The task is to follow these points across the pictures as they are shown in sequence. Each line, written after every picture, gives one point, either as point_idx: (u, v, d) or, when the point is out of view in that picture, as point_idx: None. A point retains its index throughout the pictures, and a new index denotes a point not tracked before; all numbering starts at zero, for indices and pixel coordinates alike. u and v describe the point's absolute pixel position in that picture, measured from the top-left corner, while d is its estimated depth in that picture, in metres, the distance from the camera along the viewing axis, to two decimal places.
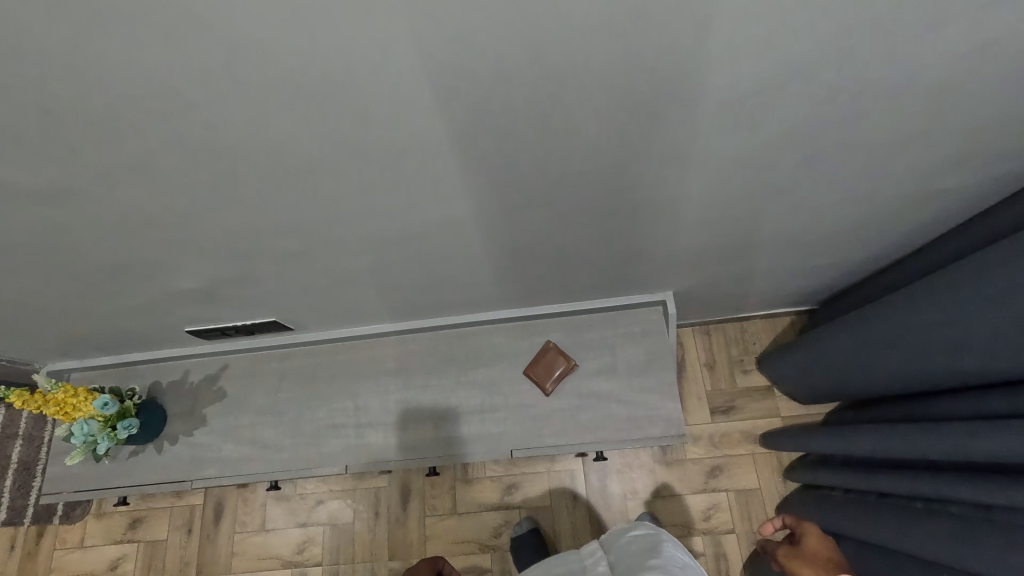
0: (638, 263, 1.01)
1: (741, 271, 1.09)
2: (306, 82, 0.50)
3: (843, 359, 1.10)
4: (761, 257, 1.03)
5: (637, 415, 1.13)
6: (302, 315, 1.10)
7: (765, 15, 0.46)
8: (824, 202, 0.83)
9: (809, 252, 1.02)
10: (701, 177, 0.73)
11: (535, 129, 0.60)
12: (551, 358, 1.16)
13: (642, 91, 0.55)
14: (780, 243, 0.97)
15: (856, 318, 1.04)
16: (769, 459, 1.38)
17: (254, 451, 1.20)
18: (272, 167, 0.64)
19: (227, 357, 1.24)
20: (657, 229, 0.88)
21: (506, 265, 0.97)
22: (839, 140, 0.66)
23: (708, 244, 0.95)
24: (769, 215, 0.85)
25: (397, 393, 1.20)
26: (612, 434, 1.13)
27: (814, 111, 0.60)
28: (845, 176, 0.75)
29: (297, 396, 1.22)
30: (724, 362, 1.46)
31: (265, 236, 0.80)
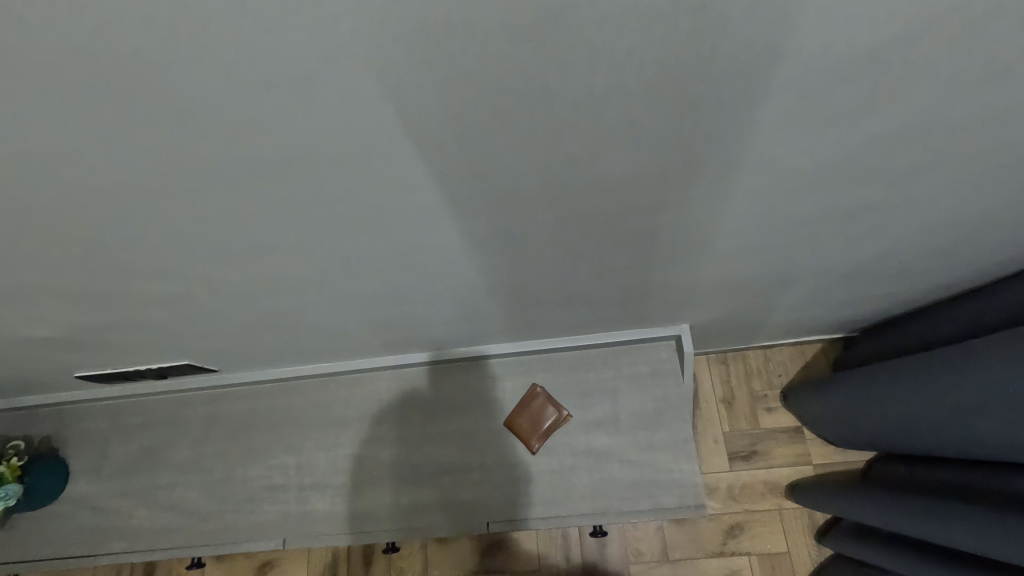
0: (647, 294, 0.78)
1: (774, 301, 0.87)
2: (53, 28, 0.28)
3: (900, 413, 0.88)
4: (805, 287, 0.80)
5: (645, 479, 0.91)
6: (223, 356, 0.87)
7: None
8: (907, 219, 0.60)
9: (865, 279, 0.80)
10: (744, 189, 0.50)
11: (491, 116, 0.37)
12: (539, 407, 0.94)
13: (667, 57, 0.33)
14: (831, 270, 0.74)
15: (923, 368, 0.81)
16: (799, 516, 1.16)
17: (173, 520, 0.97)
18: (72, 175, 0.40)
19: (145, 401, 1.02)
20: (676, 254, 0.66)
21: (475, 298, 0.75)
22: (955, 136, 0.44)
23: (741, 272, 0.72)
24: (826, 237, 0.63)
25: (349, 446, 0.98)
26: (614, 503, 0.91)
27: (943, 84, 0.37)
28: (945, 185, 0.53)
29: (228, 450, 1.00)
30: (745, 398, 1.24)
31: (130, 275, 0.57)
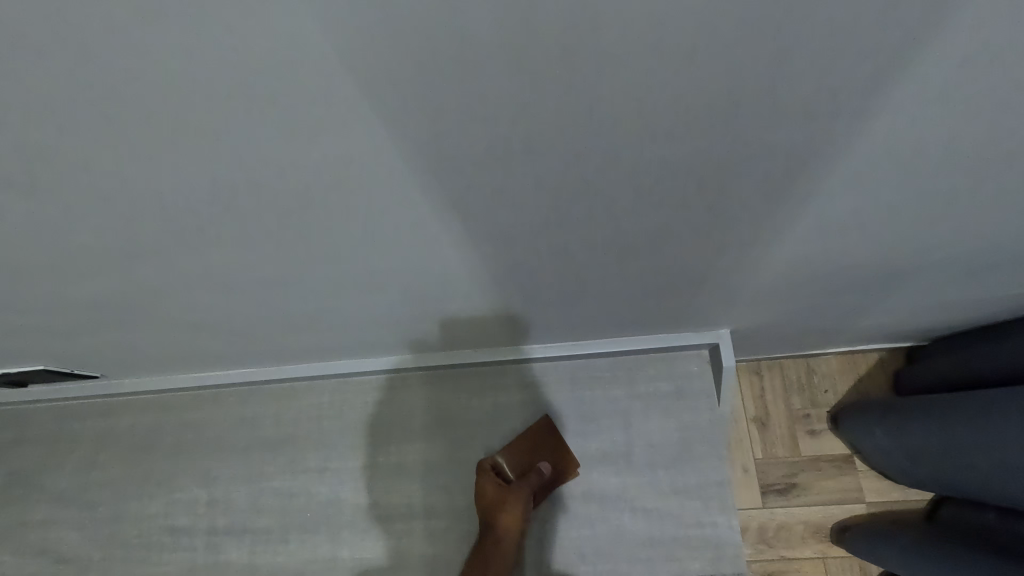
0: (680, 286, 0.55)
1: (847, 303, 0.64)
2: None
3: (988, 458, 0.66)
4: (903, 284, 0.57)
5: (665, 534, 0.68)
6: (97, 353, 0.64)
7: None
8: None
9: (989, 277, 0.56)
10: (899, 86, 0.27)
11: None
12: (540, 448, 0.71)
13: None
14: (952, 262, 0.51)
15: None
16: (848, 568, 0.94)
17: (41, 567, 0.74)
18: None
19: (17, 409, 0.80)
20: (739, 225, 0.42)
21: (434, 286, 0.51)
22: None
23: (829, 258, 0.49)
24: (977, 207, 0.40)
25: (277, 478, 0.75)
26: (622, 567, 0.68)
27: None
28: None
29: (121, 475, 0.77)
30: (783, 417, 1.01)
31: None
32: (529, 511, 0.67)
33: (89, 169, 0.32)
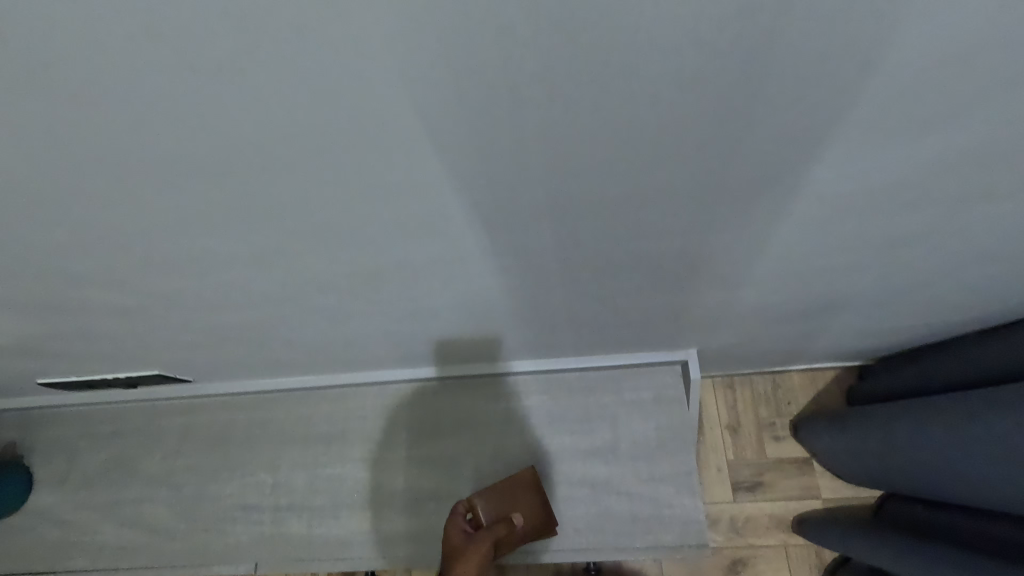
0: (652, 316, 0.73)
1: (787, 329, 0.81)
2: None
3: (912, 454, 0.82)
4: (824, 315, 0.74)
5: (645, 513, 0.85)
6: (197, 364, 0.82)
7: None
8: (943, 249, 0.54)
9: (889, 312, 0.74)
10: (764, 206, 0.44)
11: (506, 81, 0.30)
12: (517, 502, 0.82)
13: (659, 70, 0.30)
14: (854, 301, 0.69)
15: (940, 410, 0.77)
16: (807, 554, 1.10)
17: (137, 536, 0.91)
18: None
19: (116, 407, 0.97)
20: (686, 278, 0.60)
21: (468, 315, 0.69)
22: (1002, 160, 0.38)
23: (759, 298, 0.67)
24: (851, 267, 0.58)
25: (329, 466, 0.92)
26: (609, 538, 0.85)
27: (987, 103, 0.32)
28: (990, 218, 0.47)
29: (201, 463, 0.94)
30: (752, 425, 1.18)
31: (89, 276, 0.53)
32: (486, 558, 0.76)
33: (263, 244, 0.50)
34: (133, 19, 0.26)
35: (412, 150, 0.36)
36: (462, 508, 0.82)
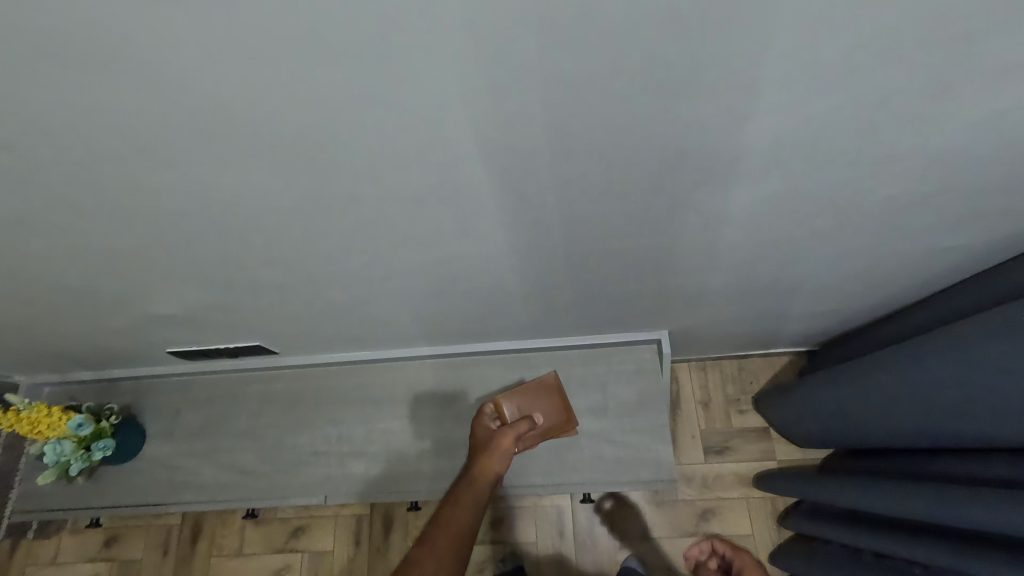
0: (630, 302, 0.99)
1: (735, 314, 1.07)
2: (275, 139, 0.49)
3: (841, 408, 1.07)
4: (759, 301, 1.00)
5: (628, 457, 1.12)
6: (287, 342, 1.07)
7: (759, 81, 0.43)
8: (824, 252, 0.80)
9: (808, 299, 1.00)
10: (692, 224, 0.71)
11: (539, 167, 0.56)
12: (536, 401, 1.07)
13: (624, 162, 0.55)
14: (777, 288, 0.95)
15: (853, 374, 1.02)
16: (764, 505, 1.34)
17: (233, 476, 1.17)
18: (227, 194, 0.59)
19: (208, 377, 1.21)
20: (651, 270, 0.86)
21: (496, 299, 0.95)
22: (830, 201, 0.64)
23: (706, 286, 0.93)
24: (763, 262, 0.84)
25: (381, 422, 1.17)
26: (599, 475, 1.12)
27: (808, 174, 0.58)
28: (842, 232, 0.73)
29: (279, 421, 1.19)
30: (720, 400, 1.43)
31: (246, 266, 0.79)
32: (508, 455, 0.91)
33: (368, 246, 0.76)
34: (355, 145, 0.51)
35: (479, 196, 0.61)
36: (490, 408, 1.05)
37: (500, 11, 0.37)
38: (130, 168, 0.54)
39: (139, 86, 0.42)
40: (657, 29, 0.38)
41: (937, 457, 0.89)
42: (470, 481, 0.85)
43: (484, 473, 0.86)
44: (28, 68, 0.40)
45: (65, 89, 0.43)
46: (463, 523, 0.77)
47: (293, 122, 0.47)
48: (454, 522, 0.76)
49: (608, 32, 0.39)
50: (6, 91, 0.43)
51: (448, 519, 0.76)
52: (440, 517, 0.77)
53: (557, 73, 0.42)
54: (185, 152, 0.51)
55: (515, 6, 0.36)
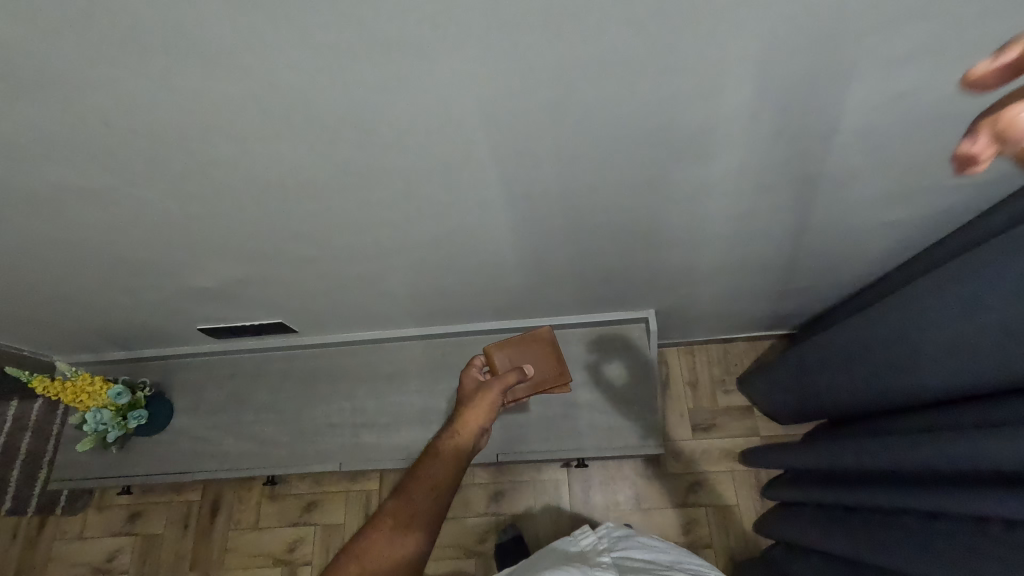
0: (612, 278, 1.13)
1: (707, 293, 1.21)
2: (315, 110, 0.64)
3: (810, 379, 1.18)
4: (726, 279, 1.14)
5: (615, 425, 1.29)
6: (308, 317, 1.22)
7: (677, 58, 0.58)
8: (772, 227, 0.95)
9: (768, 277, 1.14)
10: (655, 196, 0.86)
11: (522, 136, 0.71)
12: (527, 353, 1.06)
13: (588, 132, 0.70)
14: (740, 266, 1.08)
15: (816, 345, 1.14)
16: (747, 477, 1.45)
17: (253, 446, 1.33)
18: (281, 165, 0.75)
19: (236, 357, 1.37)
20: (628, 245, 1.01)
21: (496, 275, 1.09)
22: (762, 172, 0.79)
23: (677, 261, 1.07)
24: (724, 239, 0.98)
25: (397, 396, 1.32)
26: (593, 441, 1.28)
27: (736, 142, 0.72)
28: (783, 205, 0.88)
29: (298, 395, 1.35)
30: (707, 381, 1.54)
31: (282, 240, 0.94)
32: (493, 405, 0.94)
33: (387, 223, 0.91)
34: (374, 114, 0.66)
35: (477, 164, 0.76)
36: (480, 360, 1.06)
37: (500, 14, 0.52)
38: (212, 141, 0.69)
39: (236, 71, 0.58)
40: (613, 25, 0.54)
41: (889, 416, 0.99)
42: (451, 435, 0.87)
43: (466, 427, 0.88)
44: (159, 59, 0.56)
45: (181, 75, 0.58)
46: (441, 477, 0.80)
47: (327, 93, 0.62)
48: (433, 477, 0.80)
49: (576, 28, 0.54)
50: (136, 77, 0.59)
51: (427, 473, 0.80)
52: (419, 471, 0.81)
53: (525, 54, 0.57)
54: (247, 123, 0.66)
55: (512, 9, 0.52)
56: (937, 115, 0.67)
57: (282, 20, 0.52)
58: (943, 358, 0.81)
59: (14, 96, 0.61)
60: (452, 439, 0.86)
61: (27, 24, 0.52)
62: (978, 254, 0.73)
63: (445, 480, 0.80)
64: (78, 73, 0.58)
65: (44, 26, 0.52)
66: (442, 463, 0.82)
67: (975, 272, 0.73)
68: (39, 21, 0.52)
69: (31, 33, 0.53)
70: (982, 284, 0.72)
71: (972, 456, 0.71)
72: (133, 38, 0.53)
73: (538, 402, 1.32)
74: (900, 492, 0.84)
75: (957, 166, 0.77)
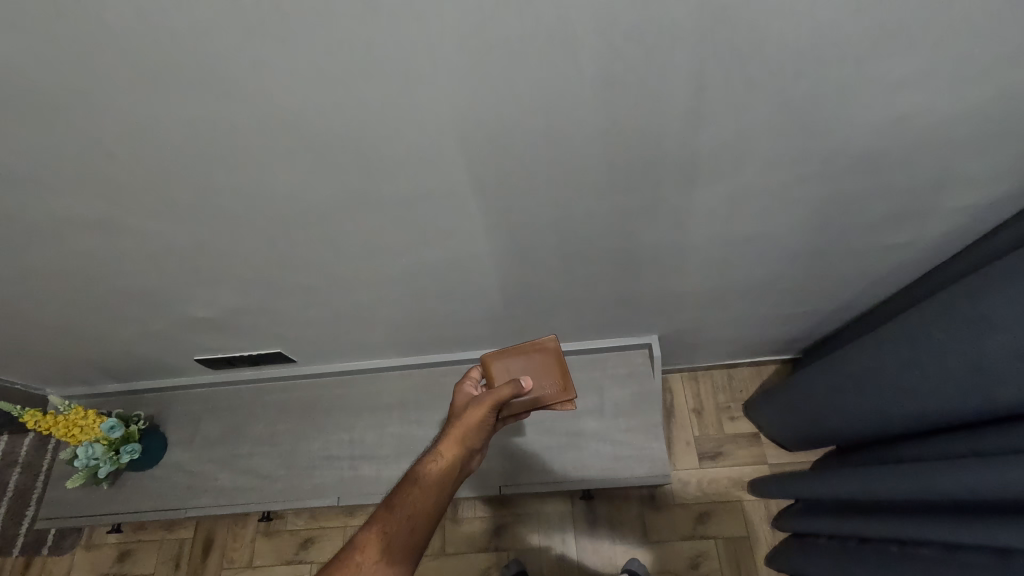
0: (615, 303, 1.13)
1: (710, 319, 1.21)
2: (318, 137, 0.65)
3: (818, 404, 1.15)
4: (728, 305, 1.14)
5: (621, 454, 1.26)
6: (307, 346, 1.20)
7: (678, 83, 0.59)
8: (773, 252, 0.95)
9: (770, 302, 1.13)
10: (657, 222, 0.86)
11: (524, 163, 0.71)
12: (527, 364, 1.00)
13: (590, 157, 0.71)
14: (743, 290, 1.08)
15: (821, 370, 1.13)
16: (757, 507, 1.41)
17: (249, 480, 1.29)
18: (285, 194, 0.75)
19: (233, 388, 1.35)
20: (629, 272, 1.01)
21: (498, 302, 1.09)
22: (763, 196, 0.79)
23: (679, 286, 1.06)
24: (726, 264, 0.98)
25: (397, 426, 1.29)
26: (598, 470, 1.25)
27: (735, 168, 0.73)
28: (784, 229, 0.88)
29: (297, 427, 1.32)
30: (712, 408, 1.52)
31: (282, 269, 0.93)
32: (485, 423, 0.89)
33: (388, 251, 0.90)
34: (377, 140, 0.66)
35: (478, 192, 0.76)
36: (478, 371, 1.01)
37: (503, 41, 0.54)
38: (213, 171, 0.70)
39: (244, 100, 0.59)
40: (615, 49, 0.55)
41: (903, 441, 0.97)
42: (435, 457, 0.83)
43: (450, 449, 0.83)
44: (168, 88, 0.57)
45: (185, 104, 0.59)
46: (418, 506, 0.77)
47: (330, 121, 0.62)
48: (409, 505, 0.77)
49: (579, 57, 0.56)
50: (143, 106, 0.59)
51: (404, 501, 0.78)
52: (396, 498, 0.78)
53: (528, 79, 0.58)
54: (251, 151, 0.67)
55: (513, 36, 0.53)
56: (936, 140, 0.68)
57: (291, 48, 0.53)
58: (952, 380, 0.80)
59: (17, 127, 0.61)
60: (434, 463, 0.82)
61: (32, 55, 0.53)
62: (984, 276, 0.73)
63: (422, 510, 0.77)
64: (87, 103, 0.59)
65: (48, 55, 0.53)
66: (421, 490, 0.79)
67: (982, 293, 0.73)
68: (43, 50, 0.52)
69: (34, 61, 0.53)
70: (989, 305, 0.71)
71: (986, 483, 0.70)
72: (143, 66, 0.54)
73: (542, 431, 1.30)
74: (914, 522, 0.82)
75: (957, 190, 0.77)
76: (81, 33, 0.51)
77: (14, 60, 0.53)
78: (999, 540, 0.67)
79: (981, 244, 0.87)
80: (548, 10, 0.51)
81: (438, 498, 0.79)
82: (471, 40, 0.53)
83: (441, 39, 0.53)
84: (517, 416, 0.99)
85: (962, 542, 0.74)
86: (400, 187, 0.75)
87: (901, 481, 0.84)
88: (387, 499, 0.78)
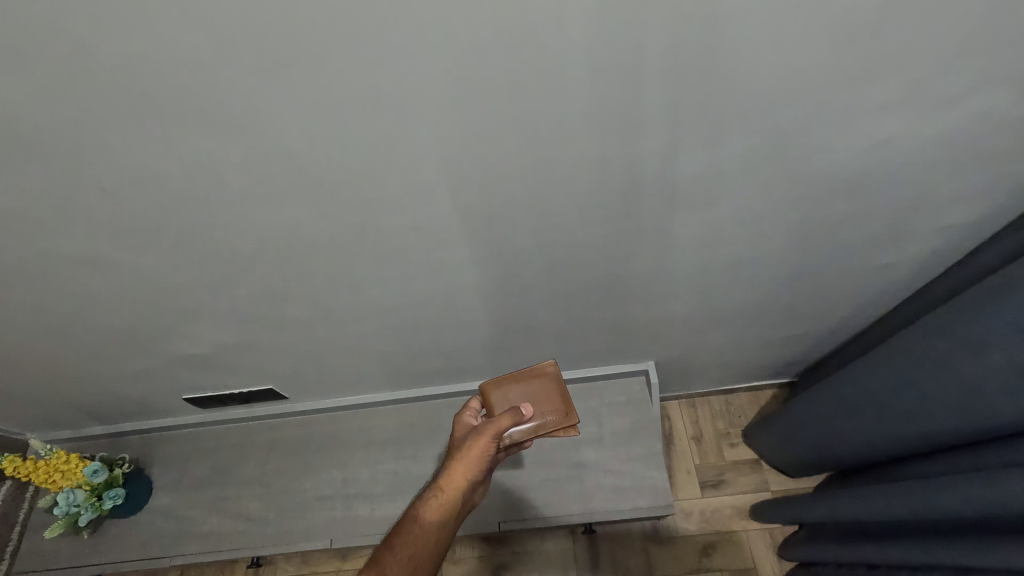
0: (610, 331, 1.13)
1: (705, 344, 1.21)
2: (309, 170, 0.65)
3: (817, 427, 1.15)
4: (722, 329, 1.14)
5: (621, 484, 1.23)
6: (299, 382, 1.18)
7: (660, 110, 0.61)
8: (764, 277, 0.96)
9: (764, 325, 1.14)
10: (651, 248, 0.87)
11: (517, 192, 0.72)
12: (529, 391, 0.98)
13: (583, 185, 0.72)
14: (736, 315, 1.09)
15: (818, 392, 1.12)
16: (762, 536, 1.38)
17: (238, 524, 1.24)
18: (277, 228, 0.75)
19: (223, 427, 1.32)
20: (625, 298, 1.01)
21: (494, 334, 1.08)
22: (753, 220, 0.81)
23: (675, 312, 1.07)
24: (721, 288, 0.99)
25: (392, 462, 1.26)
26: (600, 502, 1.22)
27: (722, 194, 0.74)
28: (773, 253, 0.89)
29: (288, 465, 1.28)
30: (712, 435, 1.50)
31: (275, 303, 0.93)
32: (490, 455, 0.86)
33: (383, 284, 0.90)
34: (367, 171, 0.66)
35: (472, 223, 0.77)
36: (478, 401, 0.99)
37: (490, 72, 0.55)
38: (205, 206, 0.70)
39: (240, 132, 0.60)
40: (600, 77, 0.57)
41: (906, 463, 0.96)
42: (436, 493, 0.81)
43: (451, 481, 0.81)
44: (162, 123, 0.58)
45: (177, 139, 0.60)
46: (419, 544, 0.75)
47: (320, 151, 0.63)
48: (410, 543, 0.75)
49: (568, 86, 0.57)
50: (138, 142, 0.60)
51: (403, 540, 0.75)
52: (397, 535, 0.76)
53: (516, 109, 0.60)
54: (242, 186, 0.67)
55: (497, 66, 0.54)
56: (919, 160, 0.70)
57: (284, 78, 0.54)
58: (950, 397, 0.80)
59: (8, 166, 0.61)
60: (436, 497, 0.80)
61: (26, 92, 0.53)
62: (972, 293, 0.74)
63: (423, 548, 0.75)
64: (80, 139, 0.59)
65: (43, 93, 0.54)
66: (421, 527, 0.77)
67: (972, 310, 0.74)
68: (39, 88, 0.53)
69: (28, 97, 0.54)
70: (979, 321, 0.73)
71: (993, 503, 0.69)
72: (140, 100, 0.55)
73: (540, 463, 1.27)
74: (924, 546, 0.80)
75: (942, 210, 0.80)
76: (78, 70, 0.52)
77: (6, 97, 0.54)
78: (1008, 561, 0.65)
79: (966, 264, 0.89)
80: (532, 40, 0.52)
81: (439, 535, 0.77)
82: (466, 69, 0.54)
83: (433, 69, 0.54)
84: (521, 445, 0.96)
85: (976, 565, 0.72)
86: (393, 218, 0.75)
87: (908, 505, 0.83)
88: (388, 538, 0.76)
